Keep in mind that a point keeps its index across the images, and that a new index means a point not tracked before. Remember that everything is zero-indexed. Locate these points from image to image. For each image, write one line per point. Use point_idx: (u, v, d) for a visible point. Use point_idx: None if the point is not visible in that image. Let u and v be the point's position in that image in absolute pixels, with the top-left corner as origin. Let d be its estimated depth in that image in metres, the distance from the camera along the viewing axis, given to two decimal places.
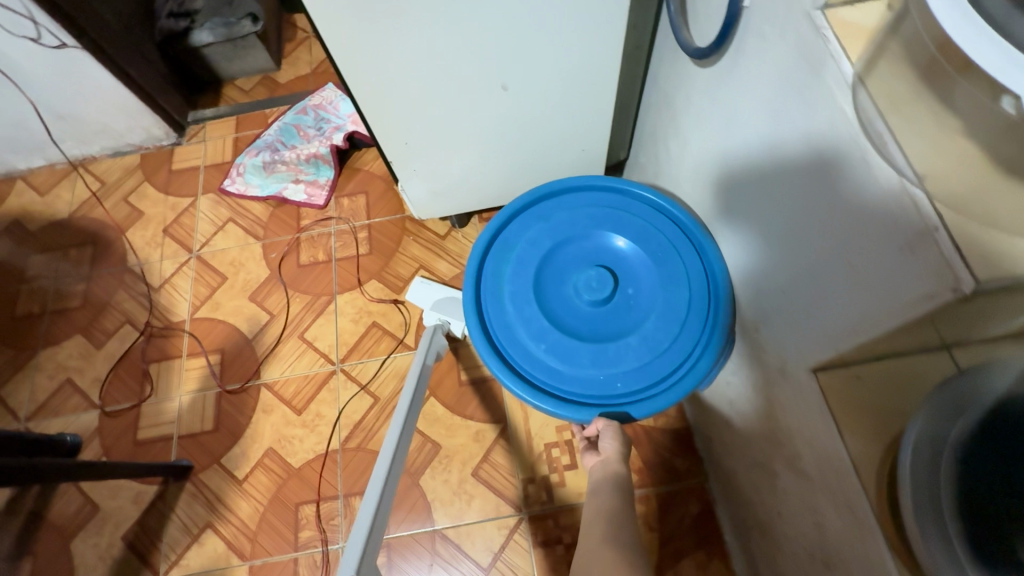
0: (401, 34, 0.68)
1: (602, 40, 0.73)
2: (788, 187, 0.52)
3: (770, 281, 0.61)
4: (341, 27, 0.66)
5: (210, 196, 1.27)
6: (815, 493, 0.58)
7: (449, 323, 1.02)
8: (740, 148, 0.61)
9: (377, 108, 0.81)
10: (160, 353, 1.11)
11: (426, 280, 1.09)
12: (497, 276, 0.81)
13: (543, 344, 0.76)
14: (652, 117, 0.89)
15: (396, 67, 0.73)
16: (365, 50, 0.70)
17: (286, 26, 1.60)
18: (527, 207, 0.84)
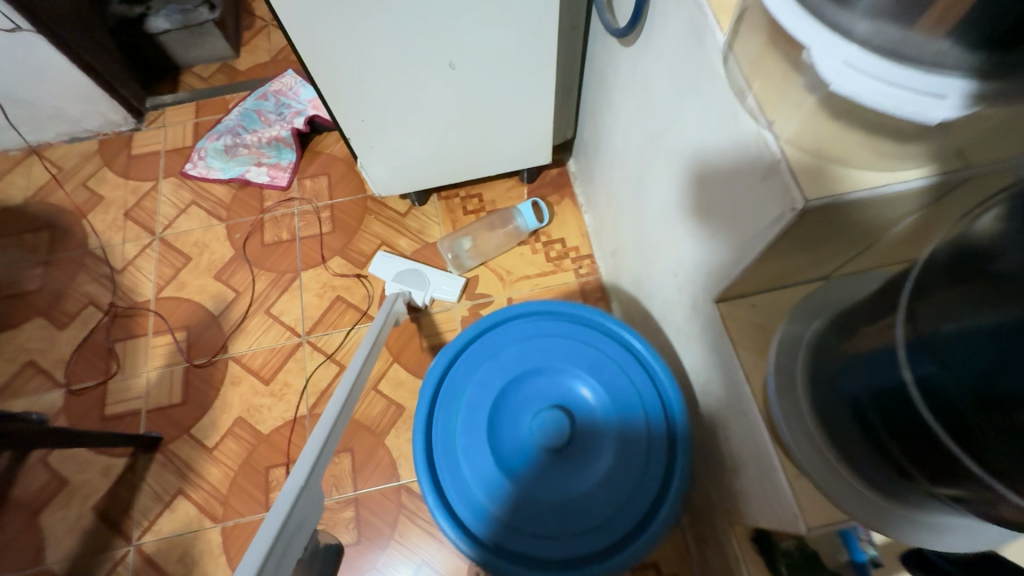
0: (355, 13, 0.73)
1: (541, 22, 0.80)
2: (696, 162, 0.60)
3: (688, 246, 0.69)
4: (298, 10, 0.71)
5: (171, 180, 1.29)
6: (723, 412, 0.67)
7: (410, 292, 1.10)
8: (658, 117, 0.69)
9: (335, 89, 0.86)
10: (126, 332, 1.13)
11: (388, 256, 1.15)
12: (447, 430, 0.71)
13: (505, 507, 0.67)
14: (592, 95, 0.97)
15: (353, 47, 0.78)
16: (321, 30, 0.75)
17: (243, 14, 1.62)
18: (471, 341, 0.76)
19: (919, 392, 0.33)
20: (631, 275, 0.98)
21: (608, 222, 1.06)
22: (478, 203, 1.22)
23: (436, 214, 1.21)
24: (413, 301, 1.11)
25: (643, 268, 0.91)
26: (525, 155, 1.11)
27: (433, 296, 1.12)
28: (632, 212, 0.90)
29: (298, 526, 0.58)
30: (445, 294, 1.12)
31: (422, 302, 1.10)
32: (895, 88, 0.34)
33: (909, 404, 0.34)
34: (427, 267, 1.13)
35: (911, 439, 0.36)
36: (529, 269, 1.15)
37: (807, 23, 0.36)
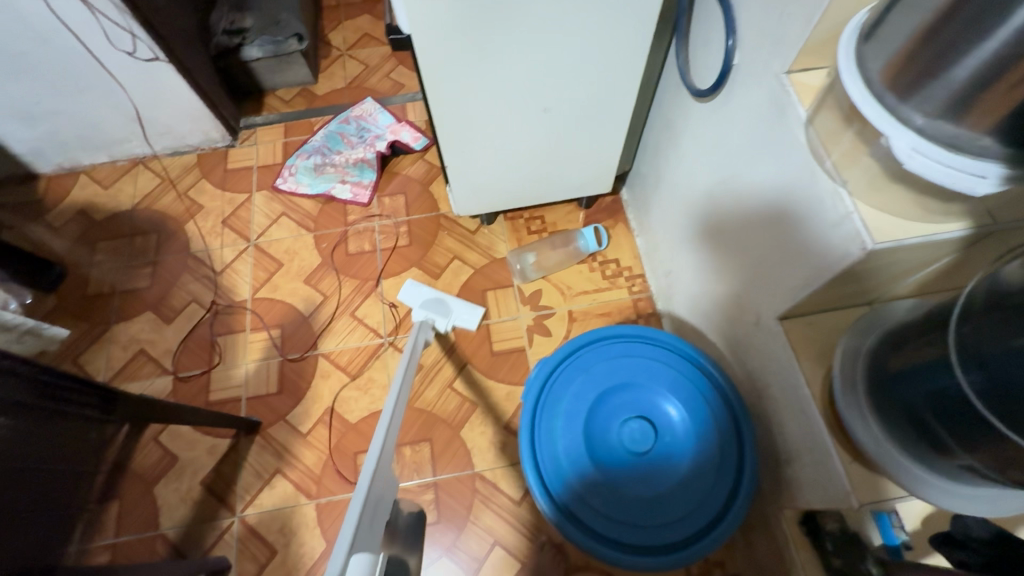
0: (478, 66, 0.88)
1: (625, 77, 0.94)
2: (765, 205, 0.74)
3: (750, 271, 0.82)
4: (433, 62, 0.86)
5: (263, 193, 1.43)
6: (779, 412, 0.80)
7: (434, 320, 1.23)
8: (726, 163, 0.83)
9: (445, 125, 1.00)
10: (226, 328, 1.26)
11: (415, 285, 1.27)
12: (548, 432, 0.83)
13: (600, 500, 0.79)
14: (656, 136, 1.11)
15: (468, 93, 0.93)
16: (447, 78, 0.90)
17: (321, 45, 1.80)
18: (567, 356, 0.88)
19: (971, 390, 0.46)
20: (685, 295, 1.12)
21: (662, 248, 1.20)
22: (541, 224, 1.36)
23: (503, 232, 1.35)
24: (436, 327, 1.24)
25: (698, 289, 1.04)
26: (590, 187, 1.25)
27: (454, 323, 1.25)
28: (691, 240, 1.04)
29: (381, 491, 0.67)
30: (466, 322, 1.24)
31: (443, 329, 1.23)
32: (953, 169, 0.47)
33: (962, 400, 0.47)
34: (450, 297, 1.26)
35: (963, 425, 0.48)
36: (587, 285, 1.28)
37: (883, 117, 0.50)
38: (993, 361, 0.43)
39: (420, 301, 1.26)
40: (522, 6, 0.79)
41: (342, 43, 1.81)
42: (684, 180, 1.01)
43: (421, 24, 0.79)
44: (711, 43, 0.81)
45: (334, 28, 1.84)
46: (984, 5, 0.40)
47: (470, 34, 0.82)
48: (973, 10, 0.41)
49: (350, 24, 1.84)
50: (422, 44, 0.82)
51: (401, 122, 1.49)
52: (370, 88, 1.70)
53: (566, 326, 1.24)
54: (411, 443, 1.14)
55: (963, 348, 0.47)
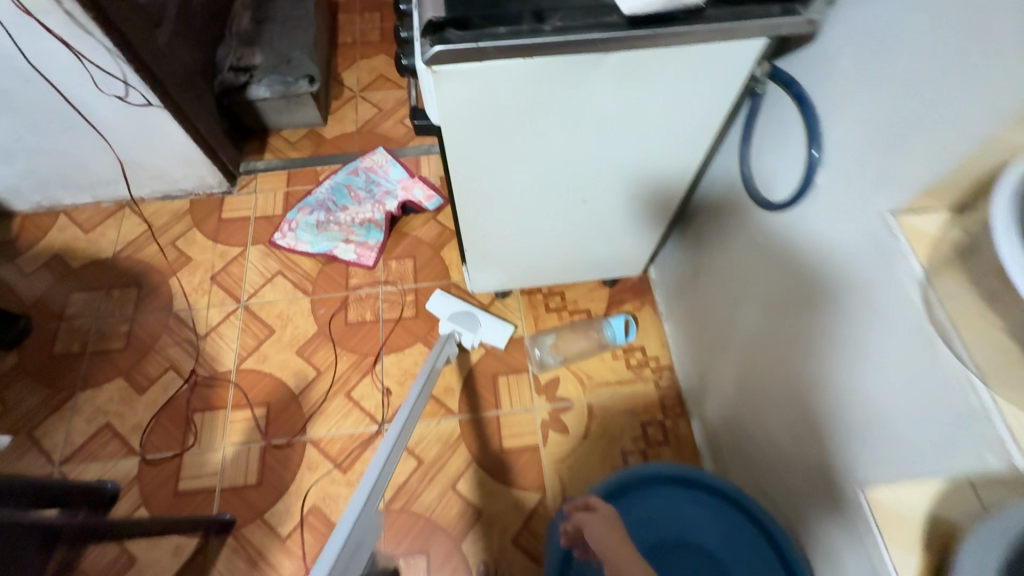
0: (516, 159, 0.76)
1: (675, 172, 0.84)
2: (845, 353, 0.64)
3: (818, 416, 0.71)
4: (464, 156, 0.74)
5: (259, 247, 1.32)
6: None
7: (461, 334, 1.18)
8: (796, 286, 0.73)
9: (469, 213, 0.88)
10: (205, 402, 1.13)
11: (445, 297, 1.23)
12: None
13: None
14: (698, 226, 1.00)
15: (500, 184, 0.82)
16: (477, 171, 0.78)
17: (333, 84, 1.70)
18: (608, 495, 0.83)
19: None
20: (722, 405, 1.00)
21: (697, 346, 1.08)
22: (560, 301, 1.24)
23: (518, 308, 1.24)
24: (463, 342, 1.18)
25: (740, 407, 0.93)
26: (619, 267, 1.14)
27: (481, 339, 1.19)
28: (735, 350, 0.93)
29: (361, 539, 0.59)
30: (493, 340, 1.19)
31: (471, 344, 1.18)
32: None
33: None
34: (480, 310, 1.21)
35: None
36: (609, 376, 1.16)
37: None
38: None
39: (449, 314, 1.21)
40: (573, 106, 0.68)
41: (356, 84, 1.72)
42: (731, 287, 0.90)
43: (456, 121, 0.67)
44: (787, 154, 0.70)
45: (349, 67, 1.75)
46: None
47: (512, 129, 0.70)
48: None
49: (365, 64, 1.75)
50: (454, 139, 0.70)
51: (414, 178, 1.39)
52: (381, 134, 1.60)
53: (585, 423, 1.12)
54: (403, 555, 1.00)
55: None
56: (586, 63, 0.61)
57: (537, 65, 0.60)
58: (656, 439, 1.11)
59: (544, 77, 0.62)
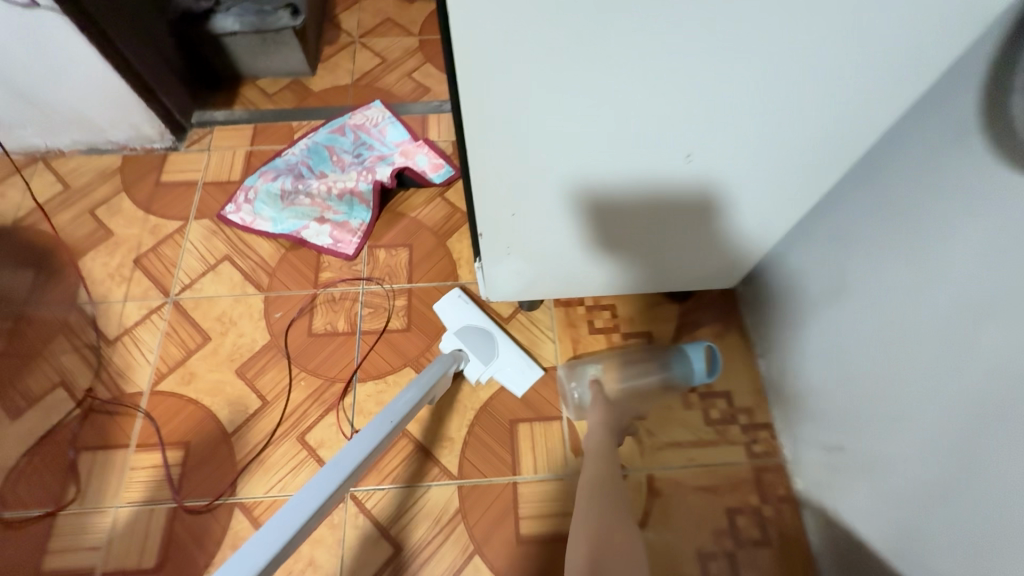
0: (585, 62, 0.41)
1: (857, 104, 0.48)
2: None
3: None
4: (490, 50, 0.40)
5: (204, 223, 0.97)
6: None
7: (467, 360, 0.82)
8: None
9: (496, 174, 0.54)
10: (99, 437, 0.79)
11: (465, 301, 0.87)
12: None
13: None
14: (850, 217, 0.63)
15: (548, 109, 0.46)
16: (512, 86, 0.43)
17: (327, 27, 1.36)
18: None
19: None
20: (872, 506, 0.62)
21: (824, 405, 0.71)
22: (610, 320, 0.88)
23: (552, 326, 0.88)
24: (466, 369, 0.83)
25: (918, 524, 0.55)
26: (704, 274, 0.78)
27: (493, 375, 0.83)
28: (914, 430, 0.55)
29: None
30: (509, 381, 0.83)
31: (473, 378, 0.82)
32: None
33: None
34: (501, 334, 0.85)
35: None
36: (681, 434, 0.80)
37: None
38: None
39: (461, 325, 0.86)
40: None
41: (355, 28, 1.37)
42: (924, 328, 0.53)
43: None
44: None
45: (349, 7, 1.40)
46: None
47: None
48: None
49: (368, 5, 1.40)
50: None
51: (419, 142, 1.04)
52: (382, 89, 1.25)
53: (643, 505, 0.76)
54: None
55: None
56: None
57: None
58: (750, 536, 0.74)
59: None
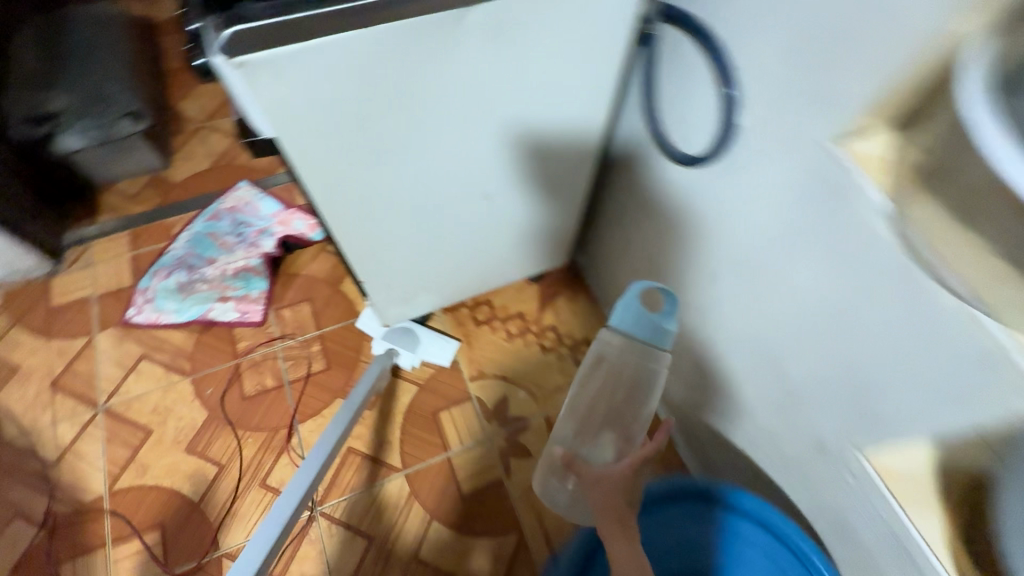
0: (396, 171, 0.62)
1: (580, 146, 0.72)
2: (821, 311, 0.54)
3: (805, 384, 0.61)
4: (330, 186, 0.60)
5: (110, 332, 1.05)
6: (872, 560, 0.60)
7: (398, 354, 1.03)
8: (736, 247, 0.64)
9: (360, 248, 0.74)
10: (73, 548, 0.88)
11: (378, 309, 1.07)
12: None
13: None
14: (614, 201, 0.90)
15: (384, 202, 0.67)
16: (353, 195, 0.63)
17: (172, 118, 1.42)
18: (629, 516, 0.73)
19: None
20: (682, 386, 0.90)
21: None
22: (490, 311, 1.11)
23: (446, 330, 1.09)
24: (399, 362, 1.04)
25: (703, 385, 0.83)
26: (542, 258, 1.02)
27: (424, 358, 1.05)
28: (686, 327, 0.82)
29: None
30: (437, 358, 1.05)
31: (408, 365, 1.04)
32: None
33: None
34: (418, 324, 1.07)
35: None
36: (562, 379, 1.05)
37: None
38: None
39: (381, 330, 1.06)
40: (437, 98, 0.54)
41: (199, 113, 1.43)
42: (663, 265, 0.82)
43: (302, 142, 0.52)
44: (692, 99, 0.62)
45: (187, 95, 1.46)
46: None
47: (376, 138, 0.56)
48: None
49: (204, 89, 1.47)
50: (310, 167, 0.56)
51: (292, 208, 1.15)
52: (244, 166, 1.35)
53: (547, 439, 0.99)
54: None
55: None
56: (449, 22, 0.47)
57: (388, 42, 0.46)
58: None
59: (403, 51, 0.48)
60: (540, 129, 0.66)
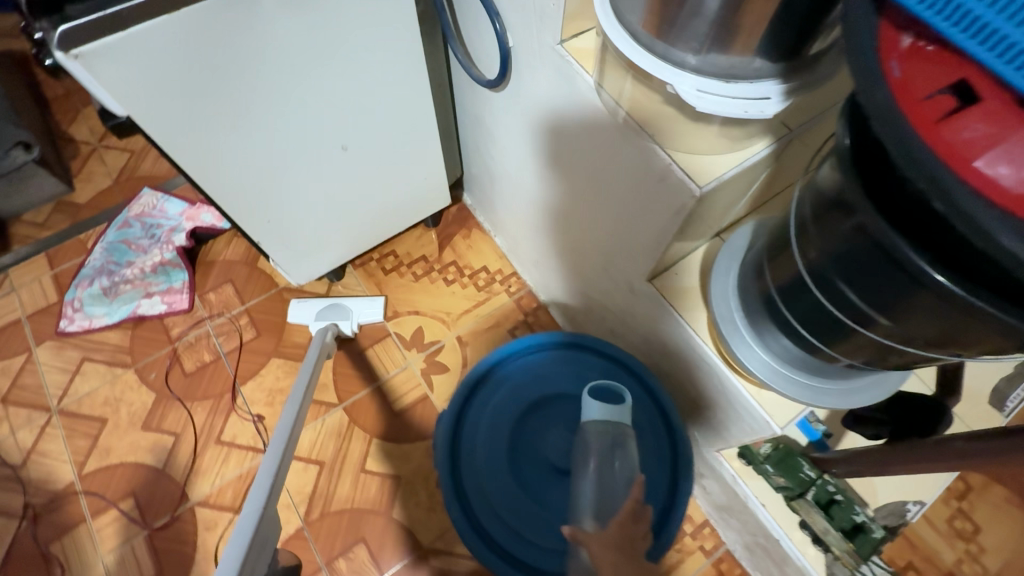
0: (252, 136, 0.74)
1: (415, 88, 0.85)
2: (589, 173, 0.71)
3: (605, 239, 0.78)
4: (201, 158, 0.72)
5: (47, 344, 1.14)
6: (683, 367, 0.79)
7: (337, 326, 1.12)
8: (536, 140, 0.79)
9: (250, 215, 0.85)
10: (57, 528, 0.99)
11: (303, 301, 1.16)
12: (485, 465, 0.77)
13: (535, 527, 0.74)
14: (471, 137, 1.04)
15: (253, 169, 0.79)
16: (221, 166, 0.75)
17: (64, 144, 1.46)
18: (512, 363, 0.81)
19: (815, 284, 0.49)
20: (558, 279, 1.07)
21: (519, 239, 1.14)
22: (395, 260, 1.25)
23: (359, 283, 1.22)
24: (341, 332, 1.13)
25: (569, 272, 1.00)
26: (427, 206, 1.14)
27: (360, 321, 1.16)
28: (540, 223, 0.97)
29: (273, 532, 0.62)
30: (371, 317, 1.17)
31: (350, 330, 1.13)
32: (737, 94, 0.48)
33: (820, 311, 0.51)
34: (345, 298, 1.17)
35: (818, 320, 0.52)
36: (464, 302, 1.21)
37: (655, 62, 0.49)
38: (822, 270, 0.47)
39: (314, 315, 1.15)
40: (258, 64, 0.66)
41: (91, 134, 1.48)
42: (512, 178, 0.97)
43: (156, 121, 0.63)
44: (482, 32, 0.76)
45: (75, 119, 1.50)
46: None
47: (220, 108, 0.67)
48: None
49: (91, 110, 1.51)
50: (173, 143, 0.67)
51: (197, 204, 1.25)
52: (145, 176, 1.42)
53: (460, 354, 1.16)
54: (342, 553, 0.99)
55: (809, 266, 0.49)
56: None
57: (197, 25, 0.58)
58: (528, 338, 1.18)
59: (213, 29, 0.59)
60: (371, 79, 0.79)
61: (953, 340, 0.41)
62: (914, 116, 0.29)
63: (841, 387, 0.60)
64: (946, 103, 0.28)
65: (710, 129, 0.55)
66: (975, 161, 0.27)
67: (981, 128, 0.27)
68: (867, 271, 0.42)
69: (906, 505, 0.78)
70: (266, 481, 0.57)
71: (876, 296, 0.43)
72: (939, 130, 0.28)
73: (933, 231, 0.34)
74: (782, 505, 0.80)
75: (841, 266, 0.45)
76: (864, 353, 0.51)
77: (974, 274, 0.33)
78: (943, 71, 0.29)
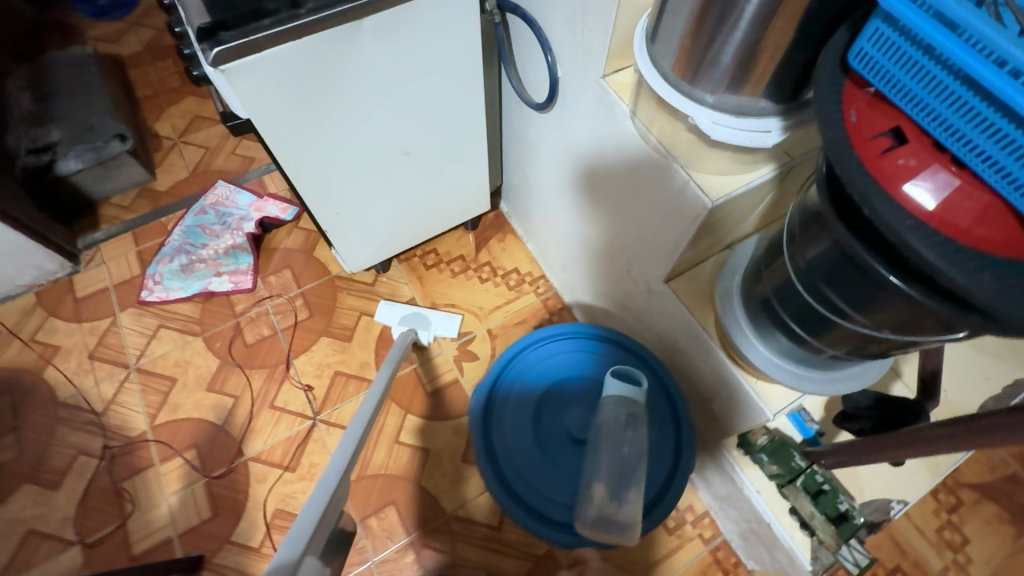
0: (335, 140, 0.87)
1: (472, 106, 0.99)
2: (617, 182, 0.83)
3: (627, 242, 0.90)
4: (294, 156, 0.86)
5: (129, 311, 1.30)
6: (691, 361, 0.89)
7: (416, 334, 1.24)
8: (571, 152, 0.91)
9: (323, 206, 0.99)
10: (130, 469, 1.13)
11: (388, 305, 1.29)
12: (511, 433, 0.88)
13: (552, 488, 0.85)
14: (514, 150, 1.18)
15: (331, 167, 0.92)
16: (307, 163, 0.88)
17: (149, 139, 1.65)
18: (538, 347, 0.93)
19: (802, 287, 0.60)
20: (583, 281, 1.18)
21: (549, 244, 1.25)
22: (436, 257, 1.38)
23: (403, 276, 1.35)
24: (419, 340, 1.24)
25: (593, 275, 1.11)
26: (469, 210, 1.27)
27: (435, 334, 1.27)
28: (570, 230, 1.09)
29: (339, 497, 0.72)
30: (446, 331, 1.27)
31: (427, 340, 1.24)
32: (745, 127, 0.60)
33: (807, 308, 0.62)
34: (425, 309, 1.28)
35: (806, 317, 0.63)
36: (495, 299, 1.33)
37: (681, 98, 0.61)
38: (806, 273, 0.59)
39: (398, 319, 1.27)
40: (349, 81, 0.80)
41: (172, 131, 1.67)
42: (548, 188, 1.09)
43: (268, 123, 0.78)
44: (535, 63, 0.90)
45: (159, 117, 1.69)
46: (709, 22, 0.54)
47: (315, 116, 0.81)
48: (707, 28, 0.55)
49: (174, 110, 1.70)
50: (277, 142, 0.81)
51: (264, 197, 1.41)
52: (218, 170, 1.59)
53: (490, 346, 1.28)
54: (375, 513, 1.11)
55: (797, 271, 0.60)
56: (348, 31, 0.73)
57: (310, 48, 0.72)
58: None
59: (322, 53, 0.73)
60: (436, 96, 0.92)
61: (907, 330, 0.52)
62: (863, 149, 0.41)
63: (824, 377, 0.71)
64: (884, 142, 0.41)
65: (724, 153, 0.66)
66: (899, 181, 0.40)
67: (907, 160, 0.40)
68: (840, 273, 0.53)
69: (890, 502, 0.85)
70: (343, 455, 0.66)
71: (849, 294, 0.54)
72: (879, 161, 0.40)
73: (882, 241, 0.46)
74: (776, 493, 0.89)
75: (820, 269, 0.56)
76: (845, 345, 0.62)
77: (918, 275, 0.44)
78: (885, 120, 0.42)
